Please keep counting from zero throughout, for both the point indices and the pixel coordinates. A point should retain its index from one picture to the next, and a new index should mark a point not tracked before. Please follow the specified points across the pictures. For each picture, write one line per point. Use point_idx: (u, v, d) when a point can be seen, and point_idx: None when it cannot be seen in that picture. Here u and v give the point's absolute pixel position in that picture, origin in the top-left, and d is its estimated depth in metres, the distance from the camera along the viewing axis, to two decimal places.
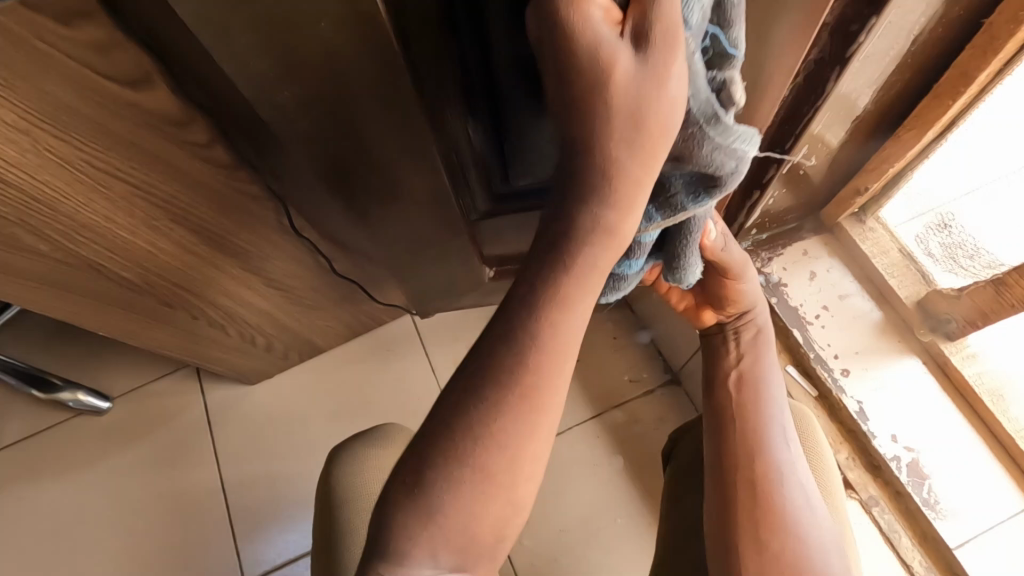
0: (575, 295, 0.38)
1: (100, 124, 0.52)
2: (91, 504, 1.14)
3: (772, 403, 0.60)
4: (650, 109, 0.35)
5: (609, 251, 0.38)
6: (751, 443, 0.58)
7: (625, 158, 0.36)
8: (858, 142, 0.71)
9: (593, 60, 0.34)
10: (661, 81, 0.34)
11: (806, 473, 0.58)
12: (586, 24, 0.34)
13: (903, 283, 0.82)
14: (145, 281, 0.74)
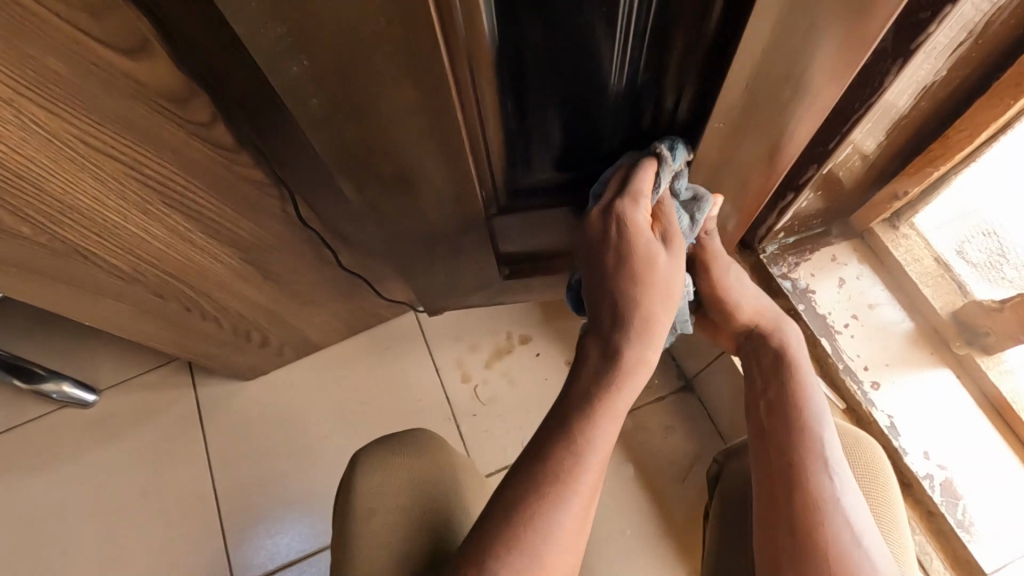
0: (616, 409, 0.52)
1: (90, 94, 0.47)
2: (74, 501, 1.08)
3: (817, 427, 0.55)
4: (674, 286, 0.54)
5: (642, 374, 0.54)
6: (795, 470, 0.53)
7: (659, 315, 0.54)
8: (902, 143, 0.67)
9: (642, 254, 0.53)
10: (678, 270, 0.54)
11: (859, 503, 0.52)
12: (638, 233, 0.53)
13: (937, 293, 0.78)
14: (135, 269, 0.68)
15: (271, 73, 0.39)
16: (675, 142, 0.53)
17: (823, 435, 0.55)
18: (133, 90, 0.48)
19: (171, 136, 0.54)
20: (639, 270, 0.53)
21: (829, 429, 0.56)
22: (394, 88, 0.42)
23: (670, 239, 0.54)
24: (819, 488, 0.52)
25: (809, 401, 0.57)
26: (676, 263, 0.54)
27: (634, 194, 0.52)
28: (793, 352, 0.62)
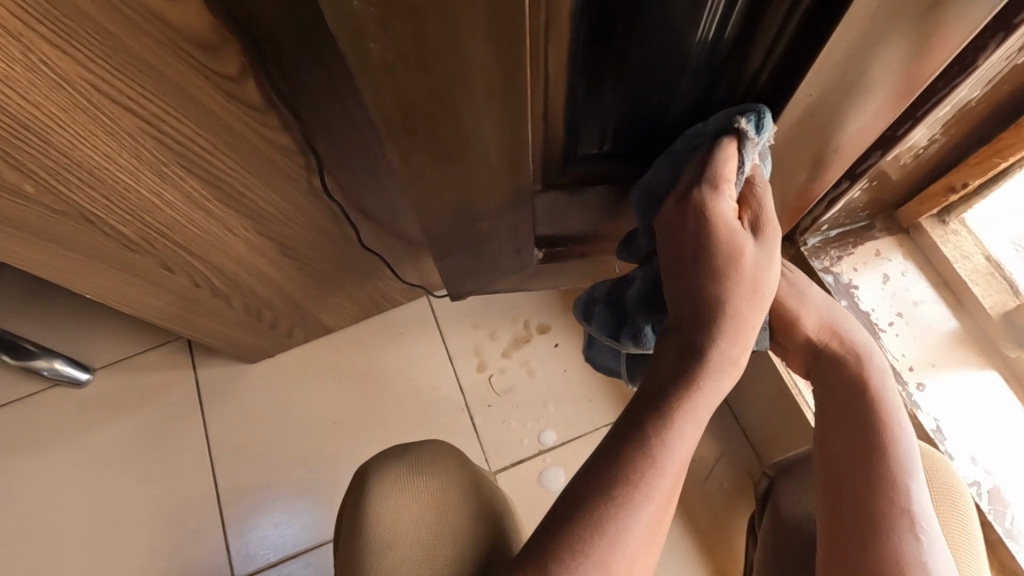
0: (699, 411, 0.47)
1: (111, 33, 0.42)
2: (64, 484, 1.03)
3: (904, 476, 0.50)
4: (763, 280, 0.48)
5: (730, 380, 0.48)
6: (875, 517, 0.48)
7: (746, 311, 0.47)
8: (969, 132, 0.64)
9: (729, 242, 0.48)
10: (769, 265, 0.48)
11: (943, 555, 0.47)
12: (719, 213, 0.48)
13: (988, 292, 0.74)
14: (144, 238, 0.63)
15: (329, 8, 0.34)
16: (761, 111, 0.48)
17: (905, 477, 0.50)
18: (158, 31, 0.43)
19: (195, 88, 0.49)
20: (731, 257, 0.47)
21: (911, 468, 0.50)
22: (465, 36, 0.37)
23: (760, 228, 0.49)
24: (900, 538, 0.47)
25: (890, 436, 0.51)
26: (765, 260, 0.48)
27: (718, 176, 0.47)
28: (875, 374, 0.54)
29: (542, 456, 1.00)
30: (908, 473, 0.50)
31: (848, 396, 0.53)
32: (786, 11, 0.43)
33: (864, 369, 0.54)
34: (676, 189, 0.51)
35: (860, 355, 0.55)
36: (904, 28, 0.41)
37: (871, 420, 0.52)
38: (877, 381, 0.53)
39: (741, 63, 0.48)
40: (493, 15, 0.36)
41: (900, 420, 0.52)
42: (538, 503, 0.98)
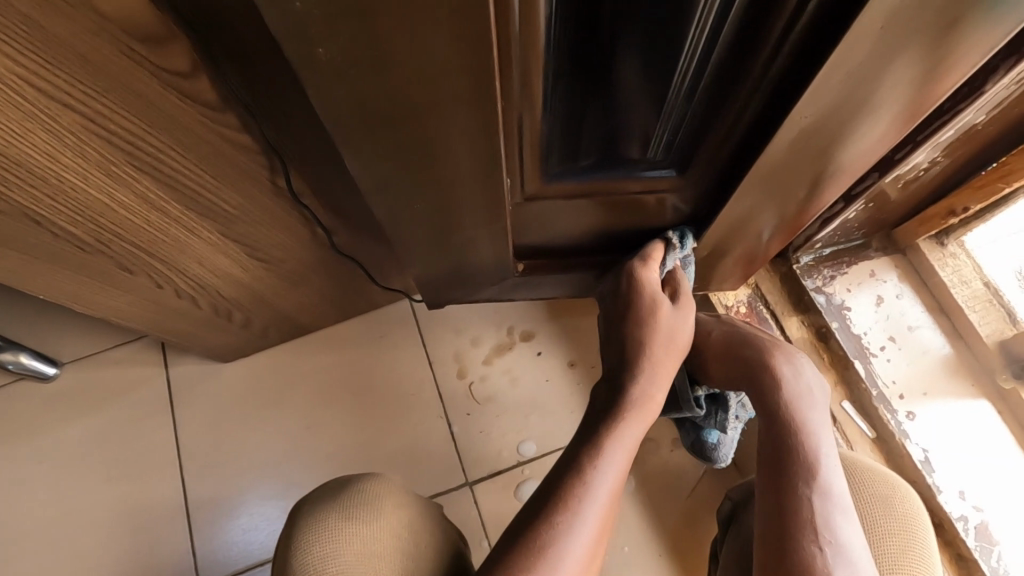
0: (620, 441, 0.55)
1: (43, 26, 0.38)
2: (27, 482, 1.00)
3: (820, 476, 0.52)
4: (675, 334, 0.58)
5: (645, 419, 0.57)
6: (790, 545, 0.49)
7: (658, 358, 0.57)
8: (972, 154, 0.61)
9: (648, 300, 0.58)
10: (682, 325, 0.58)
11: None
12: (646, 280, 0.59)
13: (985, 320, 0.71)
14: (99, 239, 0.59)
15: (268, 10, 0.31)
16: (685, 231, 0.62)
17: (820, 500, 0.50)
18: (94, 24, 0.40)
19: (140, 83, 0.45)
20: (645, 316, 0.58)
21: (830, 494, 0.51)
22: (425, 42, 0.34)
23: (679, 297, 0.60)
24: (814, 563, 0.48)
25: (806, 452, 0.53)
26: (684, 321, 0.59)
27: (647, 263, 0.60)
28: (792, 385, 0.57)
29: (521, 468, 0.97)
30: (825, 497, 0.51)
31: (768, 425, 0.56)
32: (785, 21, 0.39)
33: (788, 398, 0.56)
34: (619, 269, 0.63)
35: (783, 383, 0.57)
36: (904, 53, 0.38)
37: (790, 449, 0.53)
38: (797, 410, 0.55)
39: (733, 78, 0.45)
40: (454, 19, 0.32)
41: (816, 427, 0.55)
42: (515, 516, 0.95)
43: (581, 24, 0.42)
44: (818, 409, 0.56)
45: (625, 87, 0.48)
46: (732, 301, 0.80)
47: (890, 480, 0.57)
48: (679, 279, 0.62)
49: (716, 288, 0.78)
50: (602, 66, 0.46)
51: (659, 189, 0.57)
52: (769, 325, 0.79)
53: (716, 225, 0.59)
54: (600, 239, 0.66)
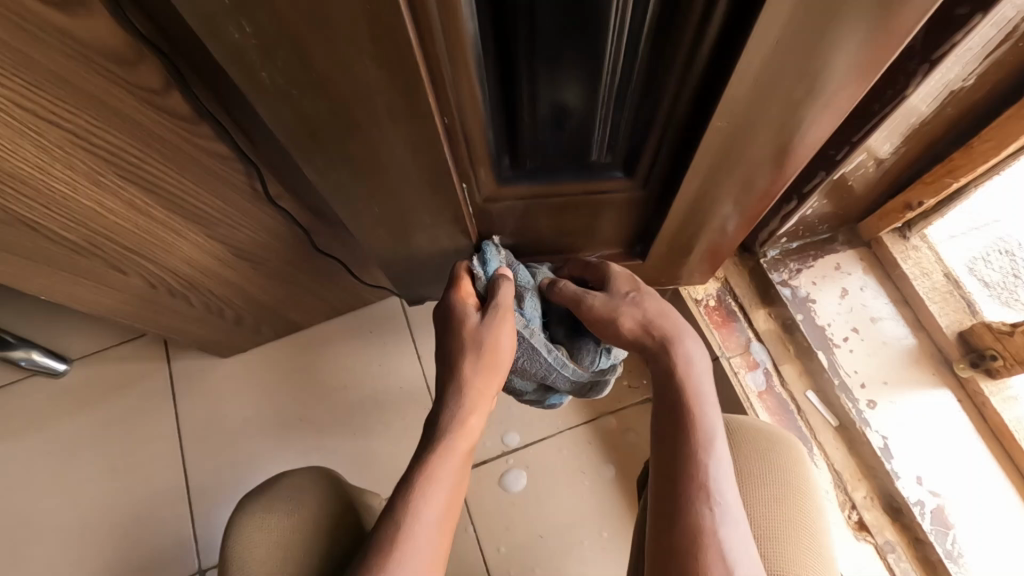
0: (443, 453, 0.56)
1: (25, 54, 0.42)
2: (39, 472, 1.05)
3: (710, 442, 0.52)
4: (487, 350, 0.58)
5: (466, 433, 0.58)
6: (682, 514, 0.50)
7: (473, 374, 0.58)
8: (922, 149, 0.63)
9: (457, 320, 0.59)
10: (494, 343, 0.58)
11: (745, 535, 0.49)
12: (460, 303, 0.60)
13: (945, 310, 0.73)
14: (91, 243, 0.64)
15: (210, 39, 0.36)
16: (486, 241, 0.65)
17: (713, 465, 0.51)
18: (69, 49, 0.44)
19: (116, 100, 0.49)
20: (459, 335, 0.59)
21: (719, 455, 0.51)
22: (357, 63, 0.37)
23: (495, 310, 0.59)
24: (703, 525, 0.49)
25: (701, 421, 0.53)
26: (497, 333, 0.58)
27: (509, 287, 0.60)
28: (688, 360, 0.57)
29: (504, 458, 1.01)
30: (714, 463, 0.51)
31: (666, 396, 0.56)
32: (690, 44, 0.43)
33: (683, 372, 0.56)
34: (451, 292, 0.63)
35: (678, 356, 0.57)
36: (812, 63, 0.42)
37: (683, 421, 0.54)
38: (692, 383, 0.56)
39: (657, 90, 0.48)
40: (381, 42, 0.36)
41: (710, 399, 0.55)
42: (499, 503, 0.99)
43: (515, 55, 0.45)
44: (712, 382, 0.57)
45: (551, 109, 0.50)
46: (702, 295, 0.83)
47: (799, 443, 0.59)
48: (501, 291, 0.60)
49: (684, 282, 0.80)
50: (525, 89, 0.48)
51: (610, 190, 0.60)
52: (737, 319, 0.82)
53: (671, 220, 0.62)
54: (564, 237, 0.69)
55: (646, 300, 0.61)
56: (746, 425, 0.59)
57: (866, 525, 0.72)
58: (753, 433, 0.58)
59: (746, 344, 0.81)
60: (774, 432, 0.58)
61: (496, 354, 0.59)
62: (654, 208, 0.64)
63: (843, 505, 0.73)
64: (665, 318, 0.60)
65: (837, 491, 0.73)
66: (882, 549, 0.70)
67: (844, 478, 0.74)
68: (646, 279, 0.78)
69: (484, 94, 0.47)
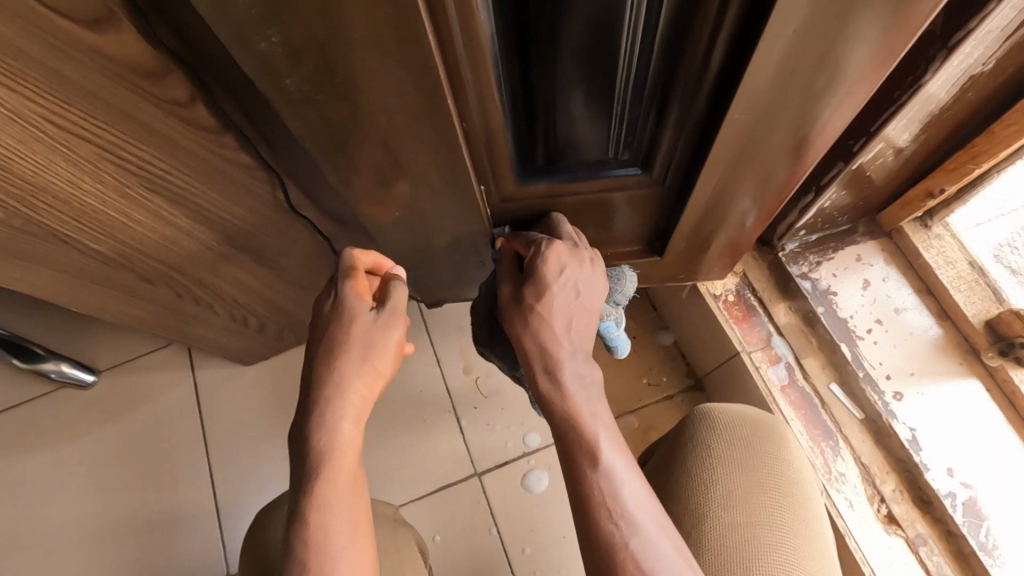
0: (325, 463, 0.50)
1: (56, 71, 0.44)
2: (71, 482, 1.08)
3: (597, 456, 0.46)
4: (374, 353, 0.53)
5: (339, 432, 0.51)
6: (591, 541, 0.44)
7: (349, 379, 0.51)
8: (942, 136, 0.62)
9: (341, 327, 0.52)
10: (382, 340, 0.53)
11: (663, 532, 0.44)
12: (355, 308, 0.53)
13: (971, 299, 0.72)
14: (120, 254, 0.65)
15: (239, 50, 0.37)
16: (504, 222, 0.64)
17: (607, 478, 0.45)
18: (102, 67, 0.45)
19: (142, 114, 0.50)
20: (340, 344, 0.52)
21: (612, 466, 0.45)
22: (379, 69, 0.38)
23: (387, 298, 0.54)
24: (613, 546, 0.43)
25: (586, 433, 0.47)
26: (391, 329, 0.54)
27: (399, 274, 0.56)
28: (561, 361, 0.49)
29: (526, 458, 1.01)
30: (607, 474, 0.45)
31: (546, 410, 0.50)
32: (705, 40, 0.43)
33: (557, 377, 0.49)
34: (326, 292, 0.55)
35: (545, 360, 0.50)
36: (834, 54, 0.41)
37: (565, 438, 0.48)
38: (569, 390, 0.49)
39: (671, 87, 0.48)
40: (404, 48, 0.37)
41: (590, 402, 0.48)
42: (523, 502, 0.99)
43: (529, 54, 0.45)
44: (593, 379, 0.50)
45: (566, 108, 0.51)
46: (721, 290, 0.83)
47: (764, 421, 0.59)
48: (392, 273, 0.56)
49: (704, 278, 0.80)
50: (543, 89, 0.49)
51: (628, 187, 0.60)
52: (757, 313, 0.81)
53: (689, 214, 0.62)
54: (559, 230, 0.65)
55: (549, 278, 0.52)
56: (723, 413, 0.59)
57: (896, 518, 0.71)
58: (728, 419, 0.58)
59: (767, 338, 0.80)
60: (751, 417, 0.59)
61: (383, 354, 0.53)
62: (671, 204, 0.64)
63: (872, 498, 0.72)
64: (546, 323, 0.51)
65: (865, 484, 0.73)
66: (914, 543, 0.69)
67: (872, 471, 0.73)
68: (663, 275, 0.78)
69: (501, 95, 0.47)
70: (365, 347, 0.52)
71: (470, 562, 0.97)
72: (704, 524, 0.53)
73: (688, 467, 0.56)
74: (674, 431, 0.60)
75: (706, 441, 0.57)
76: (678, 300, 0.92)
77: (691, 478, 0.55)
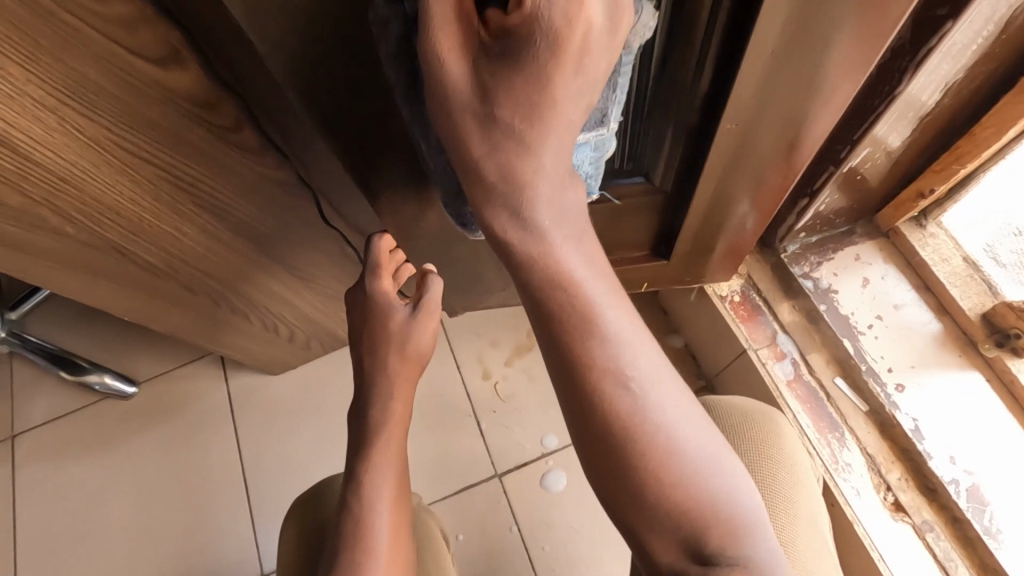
0: (376, 440, 0.63)
1: (127, 103, 0.50)
2: (113, 487, 1.14)
3: (596, 318, 0.42)
4: (411, 346, 0.64)
5: (390, 410, 0.64)
6: (599, 413, 0.43)
7: (393, 364, 0.64)
8: (928, 139, 0.66)
9: (381, 321, 0.64)
10: (418, 332, 0.64)
11: (666, 390, 0.44)
12: (390, 306, 0.64)
13: (966, 293, 0.75)
14: (170, 266, 0.72)
15: None
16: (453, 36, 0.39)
17: (607, 343, 0.42)
18: (167, 99, 0.51)
19: (197, 139, 0.56)
20: (378, 334, 0.64)
21: (610, 332, 0.42)
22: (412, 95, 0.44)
23: (423, 302, 0.64)
24: (625, 413, 0.43)
25: (580, 296, 0.41)
26: (424, 326, 0.65)
27: (436, 283, 0.64)
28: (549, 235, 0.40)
29: (544, 459, 1.05)
30: (608, 340, 0.42)
31: (518, 274, 0.42)
32: (696, 58, 0.49)
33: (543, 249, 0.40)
34: (358, 281, 0.66)
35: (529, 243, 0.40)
36: (815, 67, 0.47)
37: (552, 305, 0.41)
38: (551, 260, 0.40)
39: (672, 103, 0.54)
40: None
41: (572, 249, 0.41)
42: (541, 501, 1.03)
43: None
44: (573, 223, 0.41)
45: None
46: (727, 292, 0.87)
47: (764, 410, 0.62)
48: (427, 281, 0.64)
49: (710, 280, 0.84)
50: None
51: (633, 195, 0.66)
52: (762, 312, 0.85)
53: (694, 216, 0.67)
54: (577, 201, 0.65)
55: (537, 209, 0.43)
56: (716, 400, 0.63)
57: (902, 505, 0.73)
58: (724, 409, 0.62)
59: (773, 336, 0.84)
60: (742, 404, 0.63)
61: (419, 347, 0.65)
62: (673, 210, 0.69)
63: (878, 487, 0.75)
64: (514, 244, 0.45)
65: (872, 474, 0.75)
66: (921, 529, 0.72)
67: (878, 461, 0.76)
68: (670, 278, 0.82)
69: None
70: (404, 334, 0.64)
71: (493, 560, 1.00)
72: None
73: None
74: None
75: None
76: (687, 303, 0.96)
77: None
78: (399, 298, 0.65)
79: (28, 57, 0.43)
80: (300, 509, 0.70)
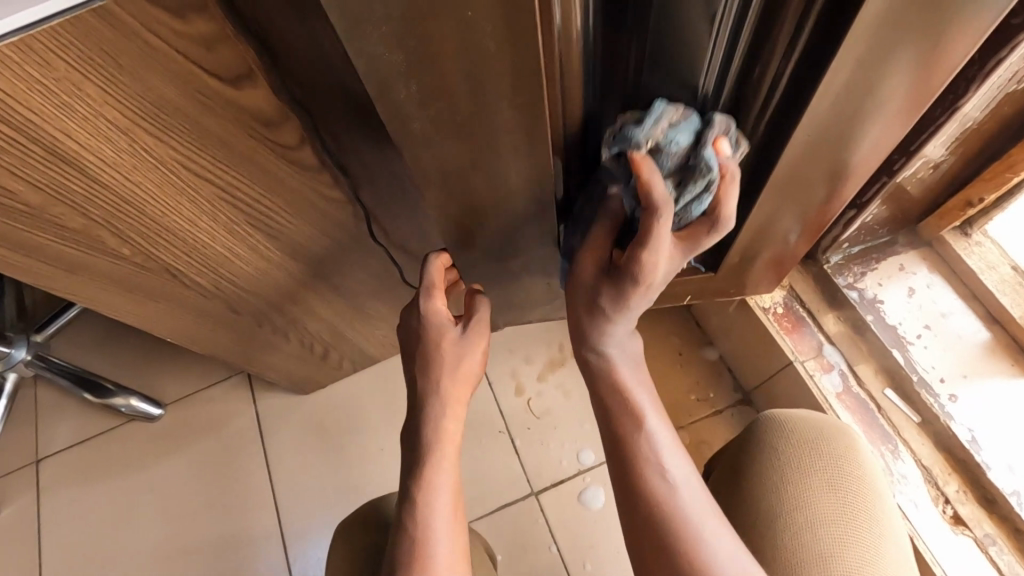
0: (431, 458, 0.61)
1: (196, 123, 0.50)
2: (140, 510, 1.12)
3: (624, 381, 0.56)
4: (461, 367, 0.63)
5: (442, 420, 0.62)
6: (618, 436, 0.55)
7: (444, 384, 0.62)
8: (979, 148, 0.66)
9: (432, 339, 0.62)
10: (467, 351, 0.63)
11: (705, 494, 0.51)
12: (441, 325, 0.62)
13: (1018, 301, 0.74)
14: (217, 287, 0.71)
15: (380, 102, 0.43)
16: None
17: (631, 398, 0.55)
18: (235, 117, 0.51)
19: (260, 157, 0.56)
20: (430, 355, 0.62)
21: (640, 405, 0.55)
22: (494, 109, 0.44)
23: (473, 322, 0.64)
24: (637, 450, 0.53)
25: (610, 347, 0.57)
26: (472, 345, 0.63)
27: (484, 304, 0.65)
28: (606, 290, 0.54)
29: (581, 476, 1.04)
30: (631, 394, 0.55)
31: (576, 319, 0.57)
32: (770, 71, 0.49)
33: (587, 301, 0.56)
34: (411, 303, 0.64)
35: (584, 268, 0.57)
36: (891, 76, 0.47)
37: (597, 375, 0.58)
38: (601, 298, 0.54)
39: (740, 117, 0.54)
40: (517, 90, 0.43)
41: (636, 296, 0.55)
42: (579, 519, 1.01)
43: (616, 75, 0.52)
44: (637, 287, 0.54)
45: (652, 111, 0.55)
46: (769, 303, 0.87)
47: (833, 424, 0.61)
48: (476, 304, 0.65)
49: (754, 291, 0.84)
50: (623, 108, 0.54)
51: None
52: (807, 324, 0.85)
53: (748, 227, 0.67)
54: None
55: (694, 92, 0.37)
56: (777, 415, 0.62)
57: (962, 518, 0.72)
58: (797, 424, 0.60)
59: (819, 347, 0.83)
60: (812, 420, 0.61)
61: (467, 369, 0.63)
62: None
63: (936, 499, 0.74)
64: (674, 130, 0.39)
65: (928, 486, 0.75)
66: (983, 542, 0.71)
67: (934, 473, 0.75)
68: (715, 290, 0.82)
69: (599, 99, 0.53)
70: (455, 353, 0.62)
71: None
72: (773, 519, 0.56)
73: (752, 466, 0.59)
74: (739, 434, 0.63)
75: (775, 444, 0.59)
76: (725, 315, 0.96)
77: (755, 474, 0.58)
78: (449, 317, 0.63)
79: (109, 77, 0.44)
80: (351, 531, 0.68)
